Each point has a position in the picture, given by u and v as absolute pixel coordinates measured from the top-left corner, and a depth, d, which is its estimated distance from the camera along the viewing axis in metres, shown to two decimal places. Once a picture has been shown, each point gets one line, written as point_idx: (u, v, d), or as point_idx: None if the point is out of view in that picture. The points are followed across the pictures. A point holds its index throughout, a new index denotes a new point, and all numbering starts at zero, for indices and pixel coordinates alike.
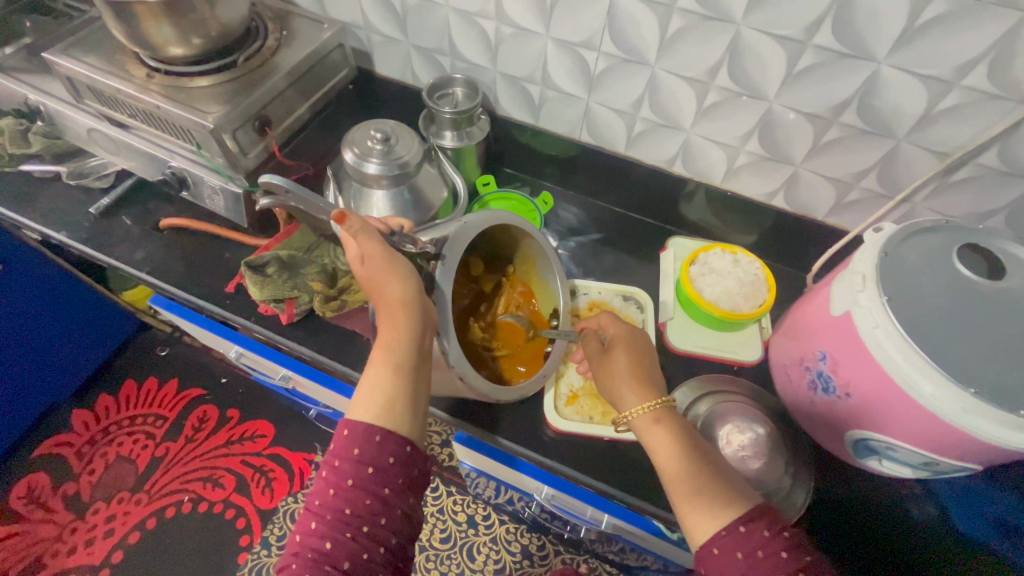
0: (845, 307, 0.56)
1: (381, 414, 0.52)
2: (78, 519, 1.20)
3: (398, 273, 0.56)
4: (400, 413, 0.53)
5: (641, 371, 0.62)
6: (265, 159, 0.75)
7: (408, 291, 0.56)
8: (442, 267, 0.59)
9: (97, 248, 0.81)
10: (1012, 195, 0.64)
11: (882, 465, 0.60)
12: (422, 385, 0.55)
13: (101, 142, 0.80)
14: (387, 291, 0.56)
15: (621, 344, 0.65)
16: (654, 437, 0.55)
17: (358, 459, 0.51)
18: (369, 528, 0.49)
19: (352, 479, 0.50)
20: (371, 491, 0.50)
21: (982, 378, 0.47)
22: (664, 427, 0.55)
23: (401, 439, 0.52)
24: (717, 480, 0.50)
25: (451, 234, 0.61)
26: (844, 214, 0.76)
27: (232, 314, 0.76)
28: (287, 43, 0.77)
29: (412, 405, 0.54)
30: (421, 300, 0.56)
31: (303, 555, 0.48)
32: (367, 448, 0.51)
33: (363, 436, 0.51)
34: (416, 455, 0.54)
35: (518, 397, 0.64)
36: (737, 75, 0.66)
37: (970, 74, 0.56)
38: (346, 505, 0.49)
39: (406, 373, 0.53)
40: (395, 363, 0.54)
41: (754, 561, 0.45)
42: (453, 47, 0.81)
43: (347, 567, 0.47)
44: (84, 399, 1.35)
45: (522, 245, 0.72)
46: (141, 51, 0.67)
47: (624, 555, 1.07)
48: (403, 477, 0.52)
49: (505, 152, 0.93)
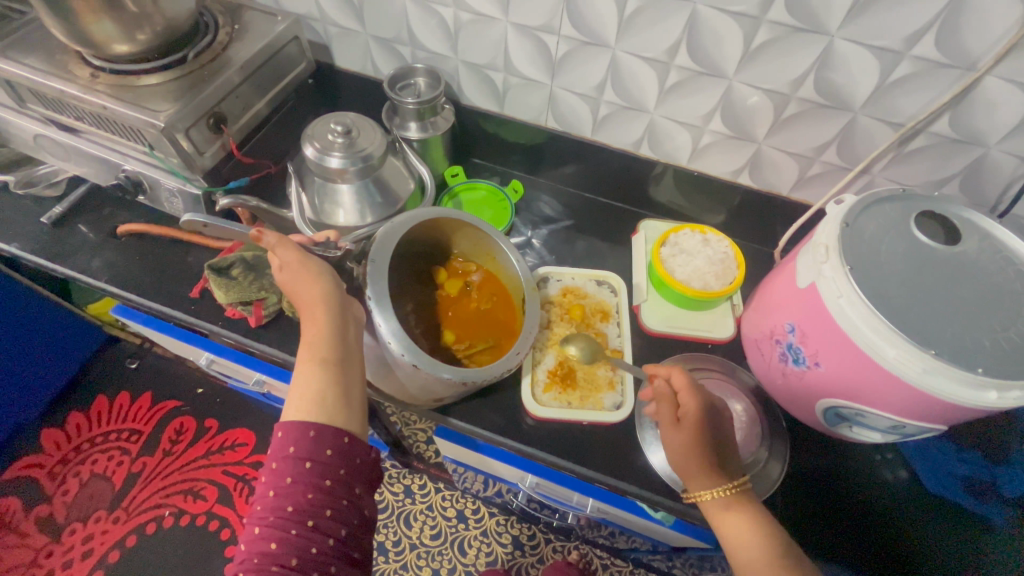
0: (810, 278, 0.57)
1: (314, 410, 0.52)
2: (54, 542, 1.16)
3: (313, 273, 0.57)
4: (331, 408, 0.53)
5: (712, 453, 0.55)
6: (223, 157, 0.73)
7: (327, 286, 0.56)
8: (370, 266, 0.58)
9: (53, 258, 0.78)
10: (964, 162, 0.65)
11: (852, 431, 0.62)
12: (353, 377, 0.56)
13: (49, 148, 0.77)
14: (307, 292, 0.56)
15: (699, 419, 0.55)
16: (734, 526, 0.53)
17: (295, 456, 0.50)
18: (314, 522, 0.49)
19: (290, 476, 0.50)
20: (312, 485, 0.50)
21: (940, 340, 0.48)
22: (742, 514, 0.53)
23: (339, 431, 0.52)
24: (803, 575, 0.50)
25: (378, 236, 0.61)
26: (808, 188, 0.77)
27: (198, 319, 0.74)
28: (239, 37, 0.74)
29: (347, 397, 0.54)
30: (339, 299, 0.56)
31: (249, 563, 0.47)
32: (301, 444, 0.51)
33: (297, 433, 0.51)
34: (357, 444, 0.54)
35: (489, 379, 0.60)
36: (696, 54, 0.66)
37: (918, 44, 0.57)
38: (287, 503, 0.49)
39: (334, 368, 0.54)
40: (321, 359, 0.54)
41: None
42: (413, 36, 0.80)
43: (295, 564, 0.47)
44: (52, 418, 1.30)
45: (475, 241, 0.72)
46: (83, 49, 0.64)
47: (614, 539, 1.08)
48: (345, 467, 0.52)
49: (472, 142, 0.93)
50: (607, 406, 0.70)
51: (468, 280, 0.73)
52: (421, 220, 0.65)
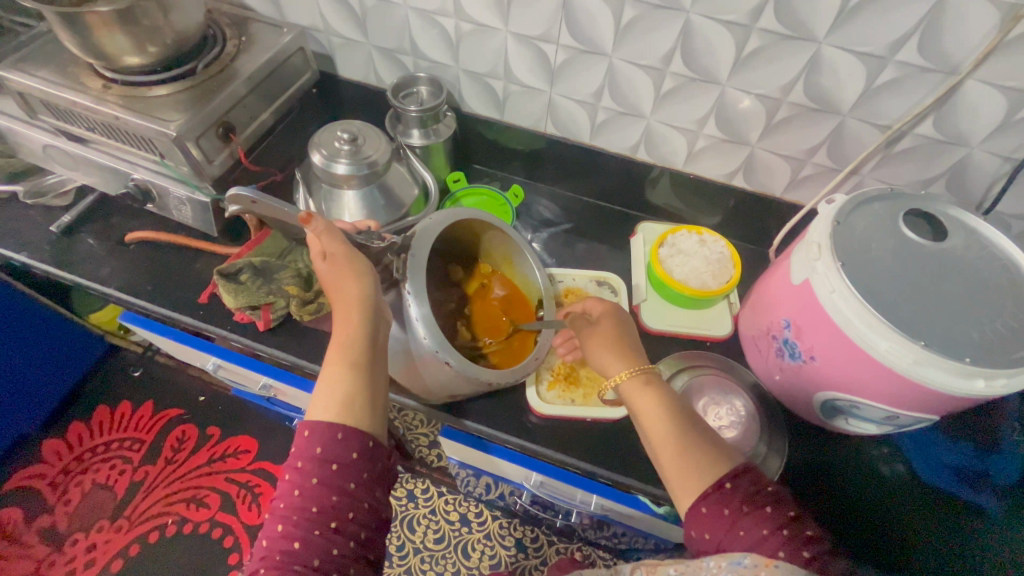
0: (804, 275, 0.59)
1: (341, 412, 0.53)
2: (57, 552, 1.16)
3: (356, 273, 0.58)
4: (359, 410, 0.54)
5: (621, 347, 0.62)
6: (232, 165, 0.75)
7: (364, 289, 0.58)
8: (410, 258, 0.61)
9: (62, 266, 0.79)
10: (949, 162, 0.68)
11: (849, 423, 0.63)
12: (380, 380, 0.57)
13: (58, 158, 0.78)
14: (344, 291, 0.58)
15: (605, 319, 0.65)
16: (645, 403, 0.56)
17: (321, 458, 0.51)
18: (337, 524, 0.50)
19: (316, 478, 0.51)
20: (337, 487, 0.51)
21: (929, 333, 0.50)
22: (651, 392, 0.56)
23: (364, 434, 0.53)
24: (705, 437, 0.52)
25: (417, 232, 0.63)
26: (799, 190, 0.80)
27: (207, 324, 0.75)
28: (246, 48, 0.76)
29: (373, 399, 0.56)
30: (374, 303, 0.58)
31: (270, 559, 0.48)
32: (329, 446, 0.52)
33: (325, 435, 0.52)
34: (380, 449, 0.55)
35: (512, 380, 0.64)
36: (690, 60, 0.69)
37: (902, 49, 0.60)
38: (312, 504, 0.50)
39: (363, 371, 0.56)
40: (352, 361, 0.56)
41: (739, 516, 0.46)
42: (414, 46, 0.82)
43: (317, 564, 0.48)
44: (55, 427, 1.30)
45: (496, 243, 0.74)
46: (96, 61, 0.66)
47: (617, 539, 1.09)
48: (368, 471, 0.53)
49: (473, 148, 0.95)
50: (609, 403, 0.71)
51: (485, 282, 0.75)
52: (456, 220, 0.67)
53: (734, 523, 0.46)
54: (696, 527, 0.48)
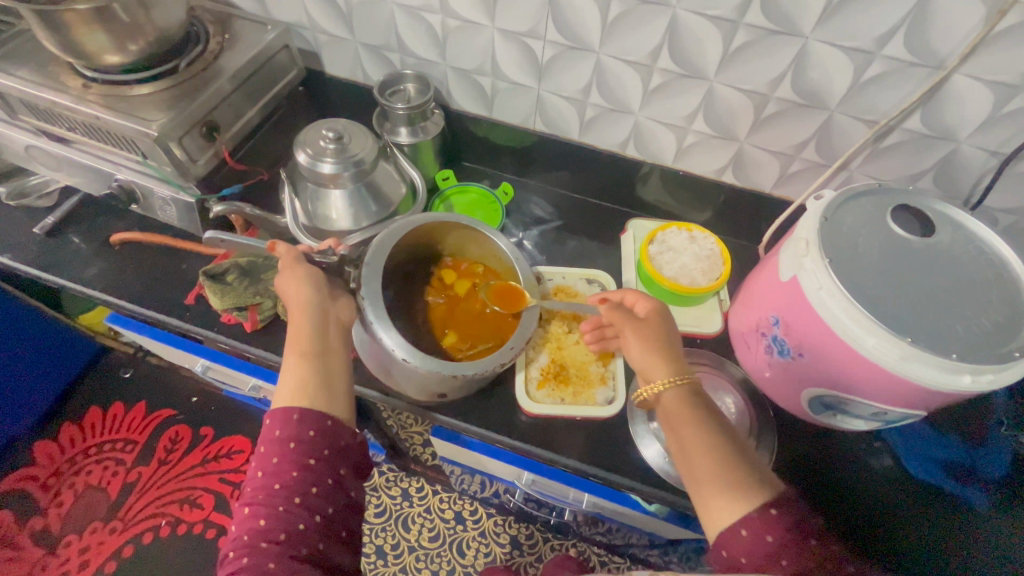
0: (792, 272, 0.59)
1: (296, 397, 0.54)
2: (49, 555, 1.16)
3: (299, 274, 0.60)
4: (313, 396, 0.55)
5: (665, 353, 0.57)
6: (216, 165, 0.74)
7: (307, 287, 0.59)
8: (366, 269, 0.63)
9: (47, 268, 0.78)
10: (936, 156, 0.68)
11: (837, 418, 0.63)
12: (335, 369, 0.58)
13: (41, 159, 0.77)
14: (289, 293, 0.60)
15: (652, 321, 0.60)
16: (685, 415, 0.52)
17: (280, 438, 0.52)
18: (301, 499, 0.50)
19: (276, 457, 0.51)
20: (297, 463, 0.51)
21: (915, 328, 0.50)
22: (692, 403, 0.53)
23: (320, 414, 0.54)
24: (746, 458, 0.50)
25: (375, 244, 0.65)
26: (788, 185, 0.79)
27: (194, 326, 0.75)
28: (229, 46, 0.75)
29: (328, 383, 0.56)
30: (317, 301, 0.59)
31: (239, 540, 0.48)
32: (286, 426, 0.52)
33: (282, 416, 0.53)
34: (341, 428, 0.55)
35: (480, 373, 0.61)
36: (678, 56, 0.68)
37: (889, 44, 0.59)
38: (274, 481, 0.50)
39: (313, 360, 0.57)
40: (302, 353, 0.57)
41: (785, 543, 0.43)
42: (401, 43, 0.81)
43: (283, 539, 0.48)
44: (45, 430, 1.29)
45: (483, 243, 0.73)
46: (75, 60, 0.65)
47: (611, 535, 1.09)
48: (329, 448, 0.53)
49: (462, 145, 0.94)
50: (599, 401, 0.71)
51: (476, 280, 0.74)
52: (415, 227, 0.68)
53: (778, 552, 0.43)
54: (732, 549, 0.45)
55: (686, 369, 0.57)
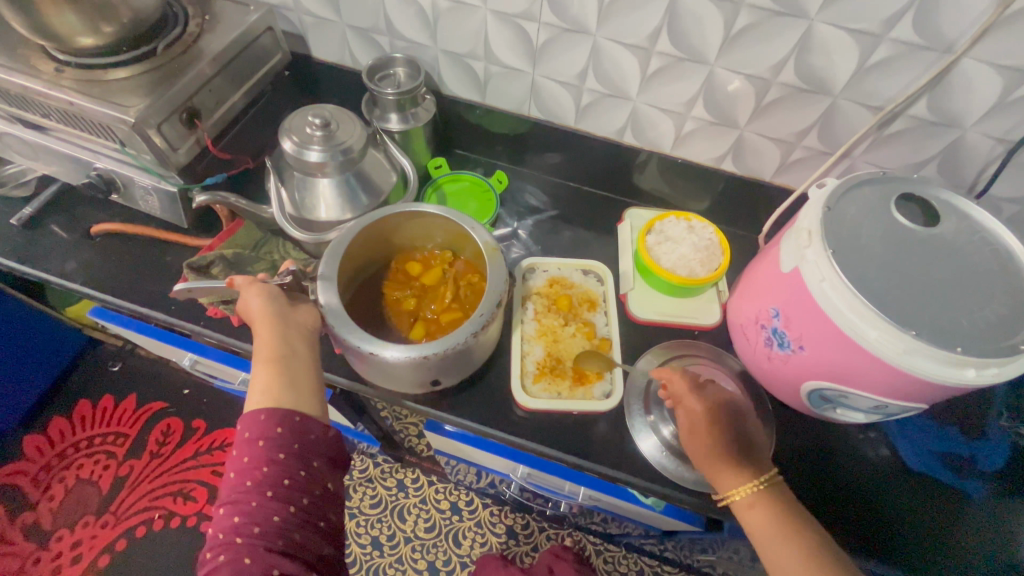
0: (794, 263, 0.57)
1: (264, 398, 0.54)
2: (41, 549, 1.14)
3: (256, 288, 0.59)
4: (280, 396, 0.54)
5: (735, 445, 0.55)
6: (198, 153, 0.71)
7: (264, 298, 0.58)
8: (323, 283, 0.61)
9: (25, 260, 0.75)
10: (941, 144, 0.66)
11: (837, 412, 0.63)
12: (302, 371, 0.57)
13: (16, 147, 0.74)
14: (248, 306, 0.58)
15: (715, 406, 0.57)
16: (771, 525, 0.51)
17: (249, 438, 0.51)
18: (273, 491, 0.49)
19: (246, 456, 0.51)
20: (267, 458, 0.50)
21: (920, 321, 0.49)
22: (769, 504, 0.52)
23: (288, 411, 0.53)
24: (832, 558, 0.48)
25: (332, 245, 0.63)
26: (789, 173, 0.78)
27: (179, 320, 0.73)
28: (210, 27, 0.72)
29: (295, 383, 0.56)
30: (277, 308, 0.58)
31: (215, 539, 0.47)
32: (254, 427, 0.52)
33: (250, 418, 0.52)
34: (311, 423, 0.54)
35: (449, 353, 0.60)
36: (678, 39, 0.66)
37: (897, 27, 0.57)
38: (245, 477, 0.49)
39: (277, 363, 0.55)
40: (267, 358, 0.55)
41: None
42: (390, 25, 0.78)
43: (258, 531, 0.47)
44: (33, 424, 1.27)
45: (443, 227, 0.71)
46: (47, 43, 0.62)
47: (606, 525, 1.09)
48: (300, 443, 0.53)
49: (455, 132, 0.91)
50: (596, 395, 0.70)
51: (445, 267, 0.73)
52: (371, 223, 0.66)
53: None
54: None
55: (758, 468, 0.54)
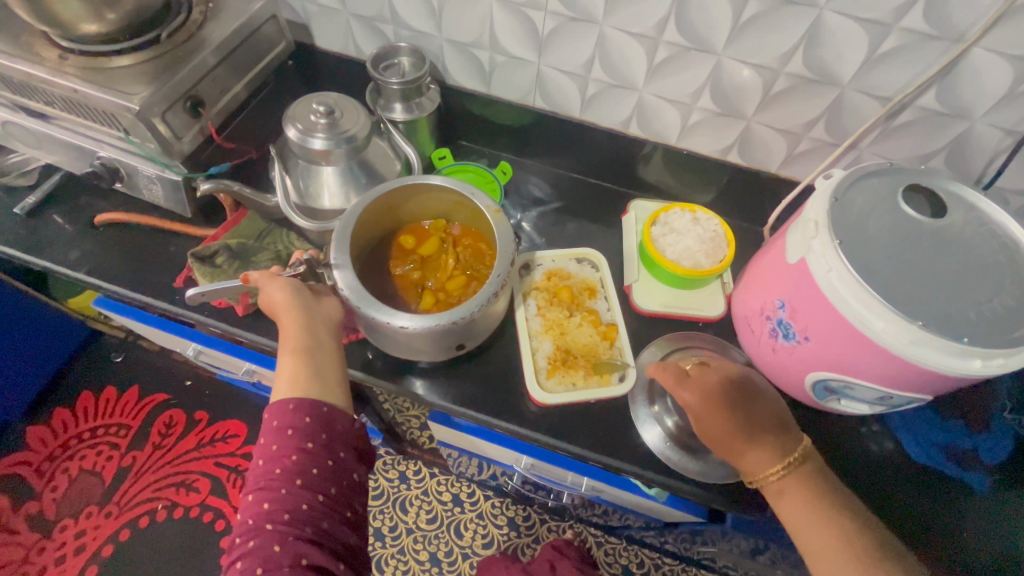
0: (800, 254, 0.57)
1: (291, 388, 0.54)
2: (45, 538, 1.15)
3: (279, 282, 0.59)
4: (307, 384, 0.55)
5: (750, 423, 0.55)
6: (202, 142, 0.71)
7: (288, 291, 0.58)
8: (339, 273, 0.60)
9: (29, 250, 0.75)
10: (949, 136, 0.66)
11: (841, 403, 0.63)
12: (327, 362, 0.57)
13: (19, 136, 0.74)
14: (272, 300, 0.59)
15: (716, 385, 0.57)
16: (796, 505, 0.51)
17: (278, 427, 0.52)
18: (302, 480, 0.50)
19: (275, 445, 0.51)
20: (296, 447, 0.51)
21: (926, 311, 0.49)
22: (795, 477, 0.53)
23: (315, 402, 0.54)
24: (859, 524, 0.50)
25: (336, 233, 0.62)
26: (795, 165, 0.77)
27: (184, 309, 0.73)
28: (214, 15, 0.71)
29: (320, 373, 0.56)
30: (301, 301, 0.59)
31: (244, 526, 0.48)
32: (282, 416, 0.52)
33: (279, 407, 0.53)
34: (337, 414, 0.55)
35: (469, 317, 0.60)
36: (685, 28, 0.66)
37: (907, 16, 0.57)
38: (275, 465, 0.50)
39: (304, 353, 0.56)
40: (294, 349, 0.56)
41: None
42: (395, 14, 0.78)
43: (287, 518, 0.48)
44: (36, 415, 1.27)
45: (436, 195, 0.71)
46: (50, 30, 0.61)
47: (607, 517, 1.09)
48: (327, 433, 0.53)
49: (458, 123, 0.91)
50: (611, 380, 0.70)
51: (442, 237, 0.73)
52: (370, 203, 0.65)
53: None
54: None
55: (778, 441, 0.55)
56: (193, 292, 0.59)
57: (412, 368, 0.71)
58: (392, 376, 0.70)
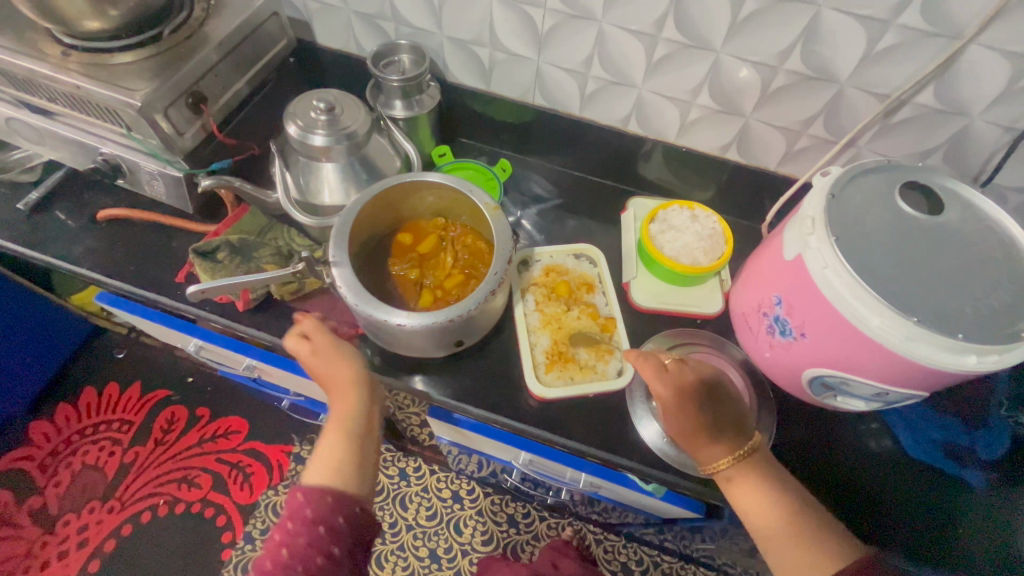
0: (797, 251, 0.57)
1: (331, 475, 0.55)
2: (48, 533, 1.16)
3: (344, 355, 0.61)
4: (347, 472, 0.56)
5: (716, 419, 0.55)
6: (204, 138, 0.71)
7: (355, 369, 0.61)
8: (338, 270, 0.61)
9: (33, 245, 0.76)
10: (947, 133, 0.66)
11: (838, 400, 0.63)
12: (368, 450, 0.59)
13: (23, 132, 0.74)
14: (335, 373, 0.60)
15: (687, 387, 0.56)
16: (751, 499, 0.53)
17: (311, 519, 0.51)
18: None
19: (304, 539, 0.50)
20: (324, 549, 0.50)
21: (922, 307, 0.49)
22: (753, 473, 0.54)
23: (352, 499, 0.54)
24: (813, 521, 0.51)
25: (335, 229, 0.63)
26: (794, 162, 0.78)
27: (185, 305, 0.73)
28: (215, 12, 0.72)
29: (359, 463, 0.57)
30: (362, 378, 0.61)
31: None
32: (319, 508, 0.52)
33: (317, 496, 0.53)
34: (366, 519, 0.55)
35: (468, 315, 0.61)
36: (684, 25, 0.66)
37: (904, 13, 0.57)
38: (299, 563, 0.49)
39: (353, 440, 0.58)
40: (347, 433, 0.58)
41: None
42: (395, 11, 0.78)
43: None
44: (40, 410, 1.28)
45: (434, 192, 0.71)
46: (54, 26, 0.62)
47: (606, 514, 1.10)
48: (352, 537, 0.53)
49: (458, 120, 0.91)
50: (610, 374, 0.71)
51: (441, 234, 0.74)
52: (369, 201, 0.66)
53: None
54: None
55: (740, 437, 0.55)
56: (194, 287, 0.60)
57: (411, 364, 0.72)
58: (391, 371, 0.71)
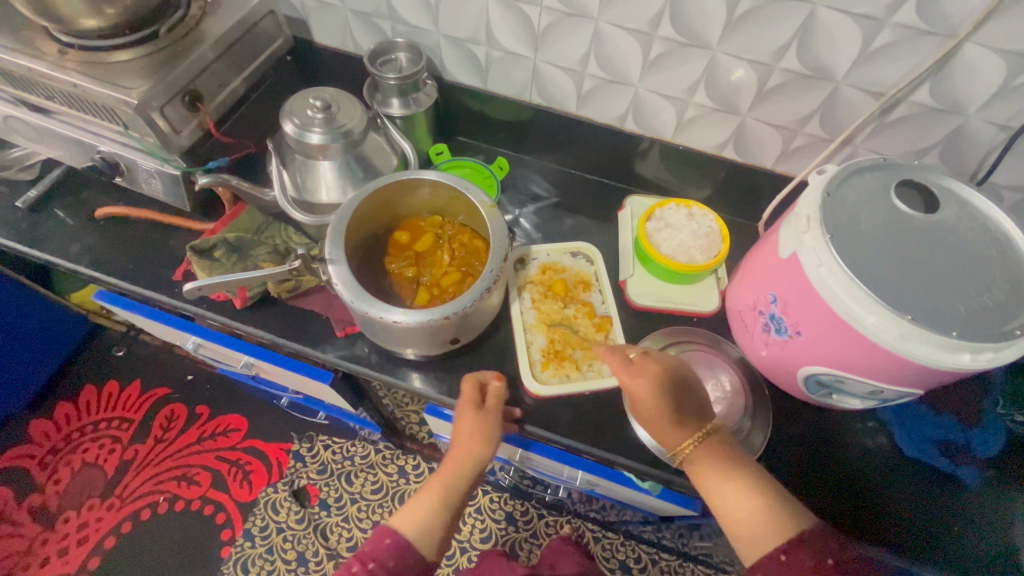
0: (792, 249, 0.57)
1: (417, 534, 0.57)
2: (48, 530, 1.16)
3: (488, 438, 0.62)
4: (434, 537, 0.58)
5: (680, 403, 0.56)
6: (201, 137, 0.72)
7: (487, 452, 0.62)
8: (334, 268, 0.61)
9: (31, 243, 0.76)
10: (943, 131, 0.66)
11: (833, 398, 0.63)
12: (453, 524, 0.61)
13: (21, 130, 0.75)
14: (472, 445, 0.61)
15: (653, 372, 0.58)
16: (713, 480, 0.53)
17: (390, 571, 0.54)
18: None
19: None
20: None
21: (916, 305, 0.49)
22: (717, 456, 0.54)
23: (427, 567, 0.57)
24: (774, 499, 0.51)
25: (332, 227, 0.63)
26: (791, 161, 0.77)
27: (183, 302, 0.74)
28: (212, 10, 0.72)
29: (443, 533, 0.59)
30: (484, 461, 0.62)
31: None
32: (400, 565, 0.55)
33: (402, 553, 0.55)
34: None
35: (464, 312, 0.61)
36: (680, 24, 0.66)
37: (899, 12, 0.57)
38: None
39: (449, 510, 0.60)
40: (449, 501, 0.60)
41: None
42: (392, 10, 0.78)
43: None
44: (40, 408, 1.29)
45: (431, 190, 0.71)
46: (50, 25, 0.62)
47: (605, 512, 1.10)
48: None
49: (456, 118, 0.91)
50: (606, 372, 0.71)
51: (437, 232, 0.74)
52: (365, 199, 0.66)
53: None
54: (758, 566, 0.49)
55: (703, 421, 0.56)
56: (193, 285, 0.60)
57: (408, 362, 0.72)
58: (388, 369, 0.71)
